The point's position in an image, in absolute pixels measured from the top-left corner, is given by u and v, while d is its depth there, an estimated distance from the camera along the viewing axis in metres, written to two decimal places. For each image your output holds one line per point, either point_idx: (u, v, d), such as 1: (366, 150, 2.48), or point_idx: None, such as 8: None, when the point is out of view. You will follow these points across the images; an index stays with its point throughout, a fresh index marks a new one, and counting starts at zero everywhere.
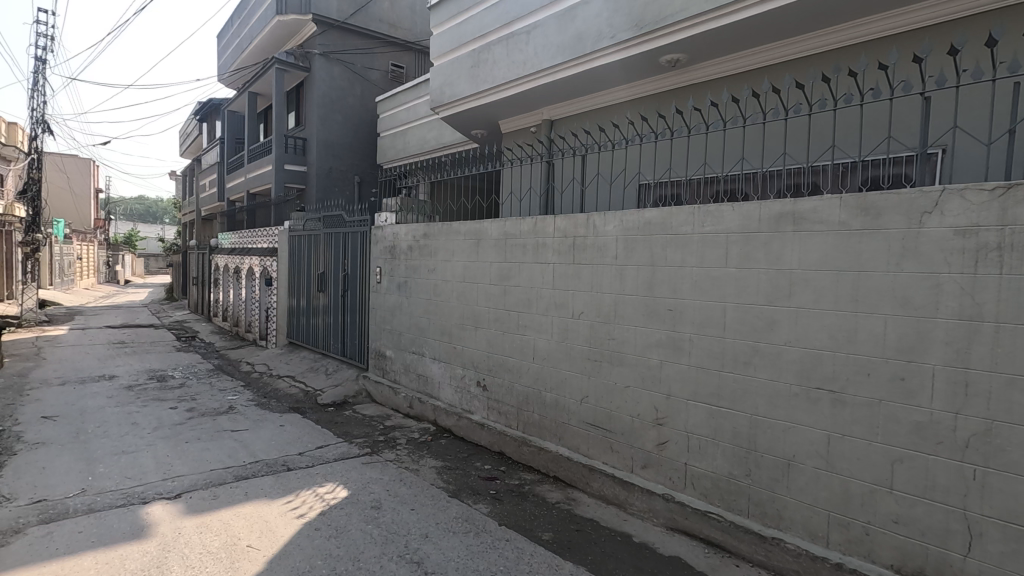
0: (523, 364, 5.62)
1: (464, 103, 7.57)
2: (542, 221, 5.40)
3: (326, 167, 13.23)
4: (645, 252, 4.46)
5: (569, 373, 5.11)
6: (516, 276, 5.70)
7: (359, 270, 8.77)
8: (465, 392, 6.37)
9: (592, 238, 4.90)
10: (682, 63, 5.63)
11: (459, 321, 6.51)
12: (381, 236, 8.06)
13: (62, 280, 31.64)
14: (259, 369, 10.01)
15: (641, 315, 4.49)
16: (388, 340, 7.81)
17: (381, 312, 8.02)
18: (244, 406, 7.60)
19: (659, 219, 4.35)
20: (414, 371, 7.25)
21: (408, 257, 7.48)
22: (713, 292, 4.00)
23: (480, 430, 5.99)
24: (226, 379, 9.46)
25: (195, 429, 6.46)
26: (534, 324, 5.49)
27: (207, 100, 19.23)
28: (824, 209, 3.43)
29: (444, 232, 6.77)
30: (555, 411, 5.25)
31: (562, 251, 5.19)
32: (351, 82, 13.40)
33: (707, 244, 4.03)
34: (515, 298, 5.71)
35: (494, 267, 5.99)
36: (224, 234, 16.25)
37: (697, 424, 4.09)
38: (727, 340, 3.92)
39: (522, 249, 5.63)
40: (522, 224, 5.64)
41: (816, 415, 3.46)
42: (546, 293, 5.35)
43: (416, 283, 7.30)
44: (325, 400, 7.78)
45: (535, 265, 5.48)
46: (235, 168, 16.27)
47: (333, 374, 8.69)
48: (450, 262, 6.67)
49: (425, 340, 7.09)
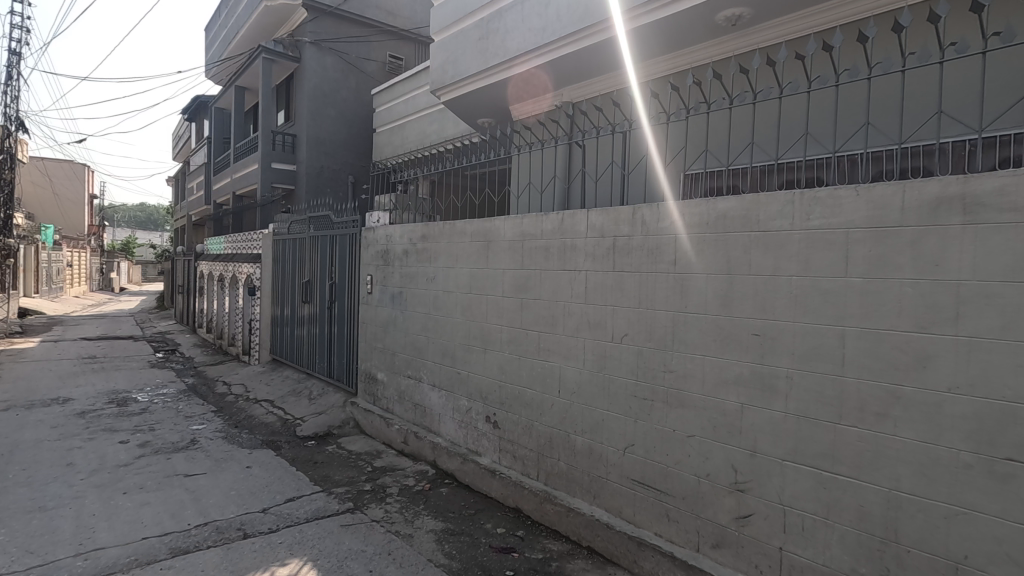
0: (546, 398, 4.46)
1: (470, 83, 6.49)
2: (571, 218, 4.26)
3: (317, 165, 12.16)
4: (717, 256, 3.31)
5: (606, 412, 3.97)
6: (535, 287, 4.56)
7: (349, 278, 7.62)
8: (471, 429, 5.22)
9: (639, 239, 3.78)
10: (743, 21, 4.52)
11: (464, 342, 5.36)
12: (373, 239, 6.97)
13: (50, 288, 30.46)
14: (235, 391, 8.86)
15: (712, 342, 3.33)
16: (380, 361, 6.68)
17: (372, 329, 6.89)
18: (209, 439, 6.42)
19: (739, 212, 3.21)
20: (411, 399, 6.10)
21: (403, 263, 6.35)
22: (825, 312, 2.84)
23: (490, 478, 4.84)
24: (197, 402, 8.30)
25: (141, 473, 5.28)
26: (561, 348, 4.32)
27: (195, 97, 18.15)
28: (1016, 190, 2.29)
29: (447, 234, 5.63)
30: (589, 461, 4.10)
31: (598, 255, 4.05)
32: (345, 73, 12.36)
33: (815, 243, 2.88)
34: (535, 315, 4.56)
35: (508, 276, 4.85)
36: (215, 241, 14.71)
37: (800, 494, 2.93)
38: (847, 381, 2.76)
39: (545, 254, 4.48)
40: (544, 223, 4.50)
41: (1006, 501, 2.30)
42: (575, 310, 4.21)
43: (412, 295, 6.16)
44: (305, 432, 6.62)
45: (560, 272, 4.34)
46: (221, 169, 15.18)
47: (317, 399, 7.52)
48: (454, 270, 5.52)
49: (423, 363, 5.94)
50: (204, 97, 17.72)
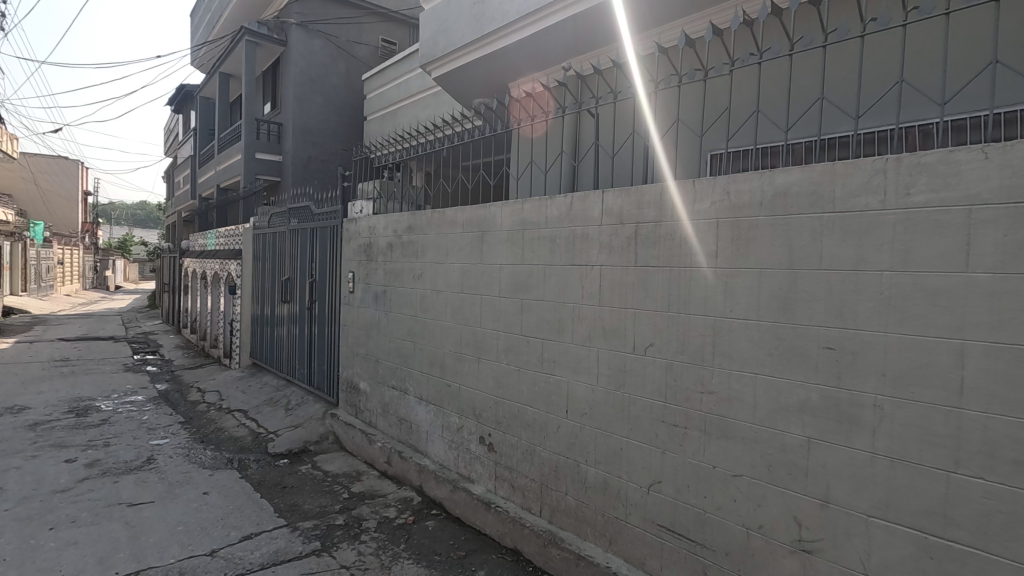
0: (551, 419, 3.72)
1: (463, 55, 5.74)
2: (583, 201, 3.51)
3: (304, 155, 11.42)
4: (774, 245, 2.56)
5: (625, 440, 3.24)
6: (538, 286, 3.81)
7: (330, 275, 6.87)
8: (463, 451, 4.49)
9: (669, 226, 3.02)
10: None
11: (455, 349, 4.61)
12: (356, 232, 6.24)
13: (40, 285, 29.67)
14: (209, 398, 8.11)
15: (768, 358, 2.58)
16: (362, 369, 5.93)
17: (354, 332, 6.15)
18: (168, 458, 5.67)
19: (806, 189, 2.45)
20: (395, 413, 5.35)
21: (387, 258, 5.60)
22: (934, 321, 2.09)
23: (483, 512, 4.09)
24: (165, 412, 7.55)
25: (77, 502, 4.53)
26: (569, 359, 3.58)
27: (180, 87, 17.40)
28: None
29: (436, 223, 4.88)
30: (604, 499, 3.35)
31: (615, 247, 3.30)
32: (335, 58, 11.60)
33: (917, 227, 2.13)
34: (537, 319, 3.81)
35: (505, 272, 4.10)
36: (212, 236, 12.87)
37: (894, 564, 2.18)
38: (968, 415, 2.01)
39: (550, 245, 3.73)
40: (549, 208, 3.75)
41: None
42: (587, 313, 3.46)
43: (397, 294, 5.41)
44: (278, 449, 5.87)
45: (568, 268, 3.59)
46: (206, 161, 14.41)
47: (295, 410, 6.77)
48: (444, 266, 4.77)
49: (408, 372, 5.20)
50: (191, 87, 16.97)
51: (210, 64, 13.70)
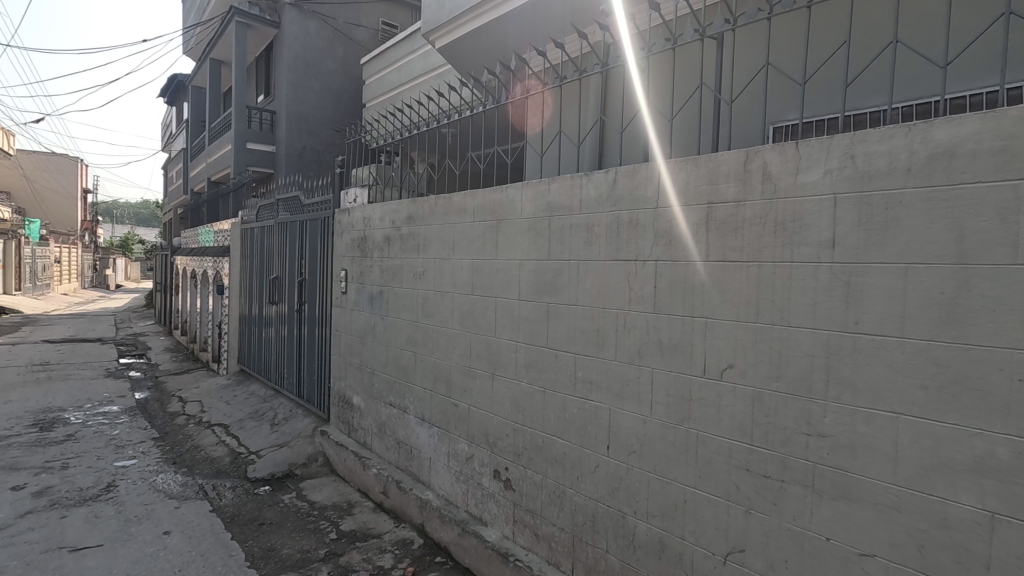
0: (586, 455, 2.95)
1: (470, 19, 4.95)
2: (631, 177, 2.73)
3: (299, 145, 10.66)
4: (930, 231, 1.77)
5: (690, 490, 2.46)
6: (569, 288, 3.03)
7: (321, 272, 6.09)
8: (473, 485, 3.72)
9: (756, 208, 2.23)
10: None
11: (463, 362, 3.84)
12: (349, 223, 5.48)
13: (35, 284, 28.98)
14: (190, 409, 7.35)
15: (923, 392, 1.79)
16: (356, 381, 5.17)
17: (347, 339, 5.39)
18: (129, 485, 4.90)
19: (989, 146, 1.66)
20: (393, 434, 4.59)
21: (384, 254, 4.84)
22: None
23: (498, 564, 3.32)
24: (138, 425, 6.78)
25: (9, 547, 3.76)
26: (611, 381, 2.80)
27: (174, 77, 16.65)
28: None
29: (441, 212, 4.10)
30: (659, 564, 2.57)
31: (675, 237, 2.52)
32: (331, 41, 10.82)
33: None
34: (569, 329, 3.03)
35: (526, 269, 3.32)
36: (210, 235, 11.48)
37: None
38: None
39: (585, 236, 2.95)
40: (585, 188, 2.96)
41: None
42: (637, 323, 2.68)
43: (395, 295, 4.64)
44: (258, 474, 5.11)
45: (610, 265, 2.81)
46: (197, 152, 13.64)
47: (281, 426, 6.01)
48: (450, 263, 3.99)
49: (408, 387, 4.43)
50: (182, 76, 16.21)
51: (201, 50, 12.94)
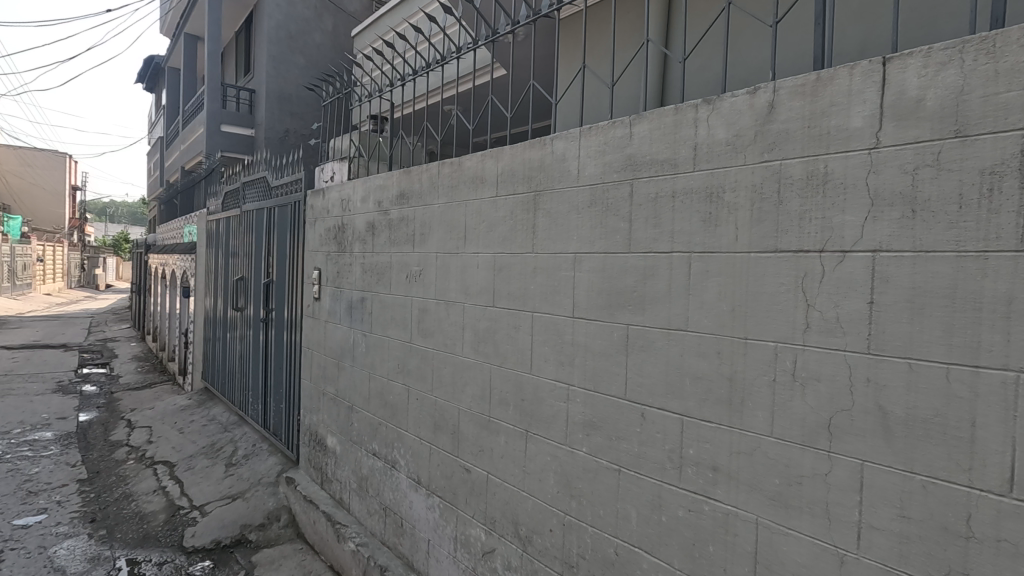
0: None
1: None
2: (808, 98, 1.46)
3: (280, 128, 9.35)
4: None
5: None
6: (669, 303, 1.76)
7: (290, 271, 4.80)
8: None
9: None
10: None
11: (479, 407, 2.56)
12: (324, 207, 4.19)
13: (14, 284, 27.63)
14: (136, 437, 6.06)
15: None
16: (330, 416, 3.90)
17: (320, 358, 4.12)
18: (16, 562, 3.64)
19: None
20: (377, 495, 3.31)
21: (367, 247, 3.57)
22: None
23: None
24: (66, 462, 5.50)
25: None
26: (761, 473, 1.54)
27: (152, 58, 15.37)
28: None
29: (447, 183, 2.82)
30: None
31: (929, 203, 1.25)
32: (318, 9, 9.50)
33: None
34: (671, 373, 1.76)
35: (587, 266, 2.04)
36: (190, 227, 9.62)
37: None
38: None
39: (704, 209, 1.68)
40: (704, 126, 1.69)
41: None
42: (825, 372, 1.41)
43: (381, 304, 3.37)
44: (196, 543, 3.84)
45: (760, 260, 1.54)
46: (173, 140, 12.32)
47: (238, 467, 4.73)
48: (460, 259, 2.71)
49: (398, 434, 3.15)
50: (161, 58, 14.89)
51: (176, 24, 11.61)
